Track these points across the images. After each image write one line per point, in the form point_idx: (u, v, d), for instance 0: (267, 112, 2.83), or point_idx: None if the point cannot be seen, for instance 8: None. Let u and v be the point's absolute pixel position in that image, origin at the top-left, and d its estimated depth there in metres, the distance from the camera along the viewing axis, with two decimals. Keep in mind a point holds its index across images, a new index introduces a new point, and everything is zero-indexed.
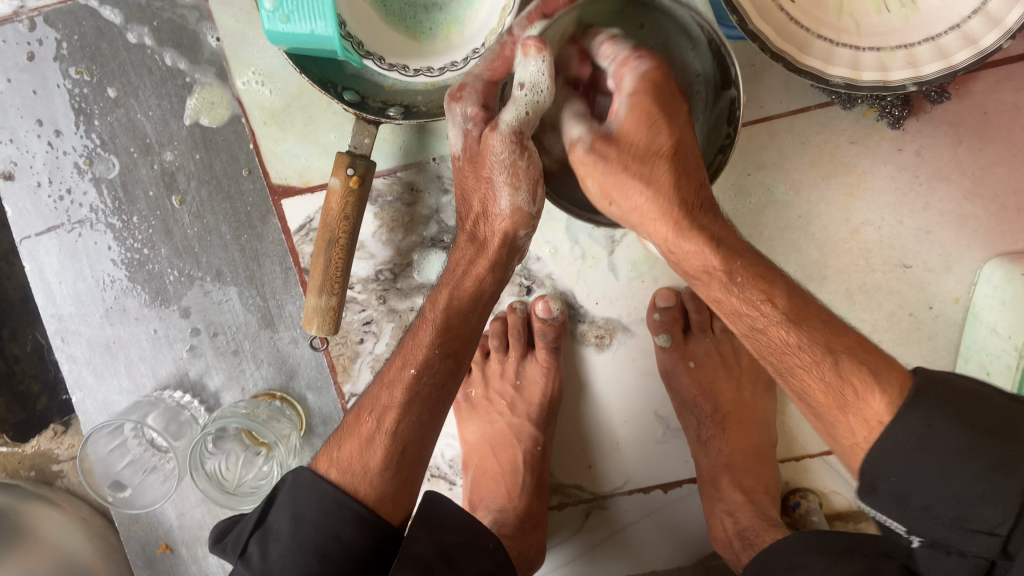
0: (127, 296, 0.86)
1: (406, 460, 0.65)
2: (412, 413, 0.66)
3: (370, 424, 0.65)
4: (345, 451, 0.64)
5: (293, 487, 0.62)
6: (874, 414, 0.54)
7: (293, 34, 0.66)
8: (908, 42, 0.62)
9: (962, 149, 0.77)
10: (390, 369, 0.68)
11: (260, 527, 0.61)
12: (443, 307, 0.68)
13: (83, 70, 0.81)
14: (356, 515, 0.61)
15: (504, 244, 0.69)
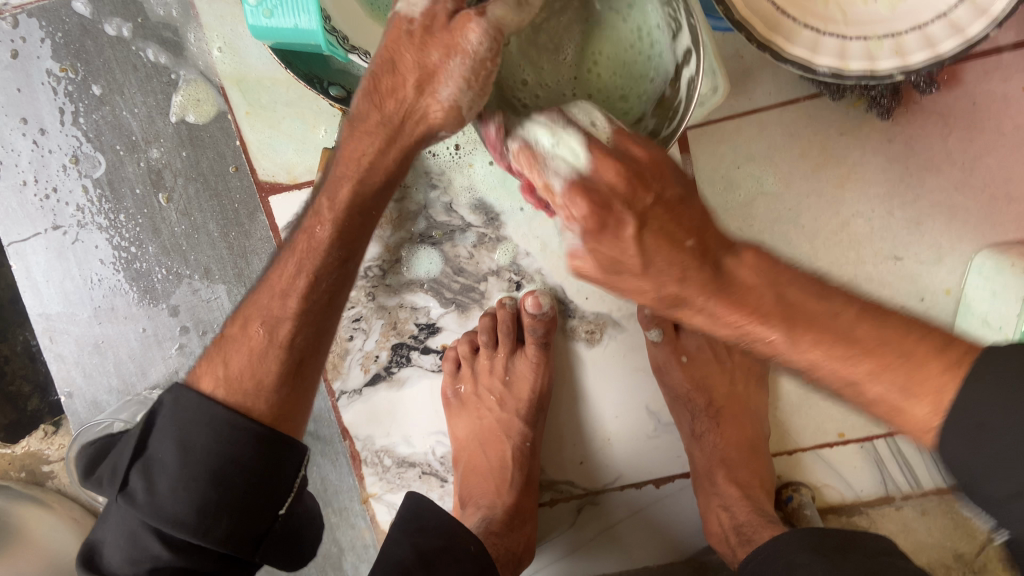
0: (115, 295, 0.86)
1: (303, 374, 0.61)
2: (308, 322, 0.61)
3: (261, 336, 0.60)
4: (231, 368, 0.60)
5: (173, 411, 0.57)
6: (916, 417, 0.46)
7: (277, 29, 0.66)
8: (895, 31, 0.61)
9: (952, 140, 0.77)
10: (280, 277, 0.61)
11: (141, 459, 0.56)
12: (345, 204, 0.61)
13: (68, 67, 0.81)
14: (254, 436, 0.57)
15: (420, 138, 0.59)
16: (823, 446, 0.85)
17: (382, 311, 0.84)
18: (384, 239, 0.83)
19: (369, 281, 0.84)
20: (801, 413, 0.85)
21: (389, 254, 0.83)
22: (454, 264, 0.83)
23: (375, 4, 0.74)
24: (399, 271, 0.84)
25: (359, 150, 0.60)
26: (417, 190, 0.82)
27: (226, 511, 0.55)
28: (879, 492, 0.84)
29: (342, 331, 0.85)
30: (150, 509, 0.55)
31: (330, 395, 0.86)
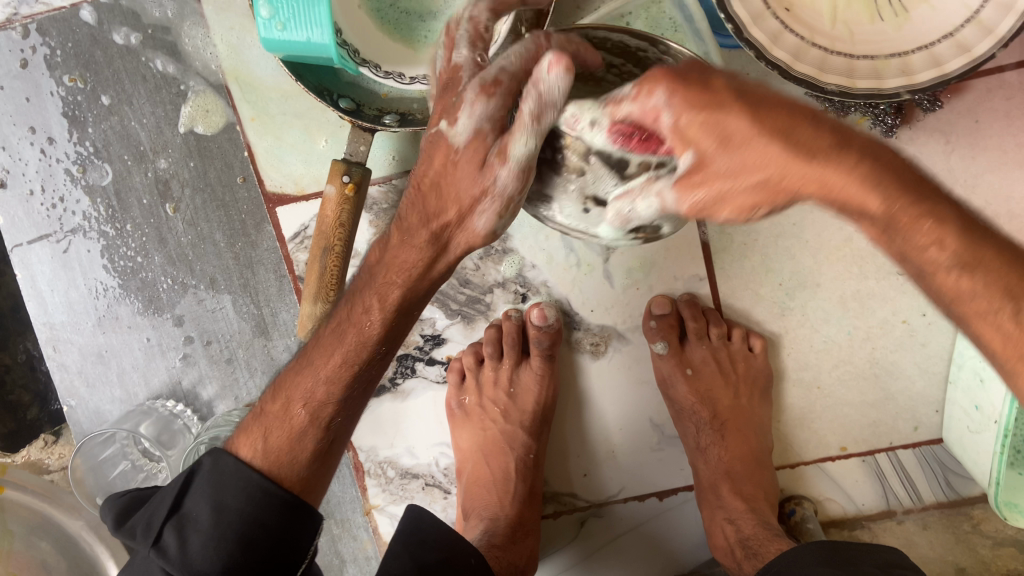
0: (120, 305, 0.86)
1: (332, 451, 0.62)
2: (349, 394, 0.61)
3: (303, 416, 0.60)
4: (269, 447, 0.60)
5: (213, 475, 0.59)
6: None
7: (289, 43, 0.66)
8: (901, 51, 0.62)
9: (954, 157, 0.78)
10: (325, 357, 0.60)
11: (175, 514, 0.57)
12: (395, 303, 0.57)
13: (77, 78, 0.81)
14: (284, 502, 0.58)
15: (465, 248, 0.56)
16: (825, 459, 0.85)
17: None
18: None
19: None
20: (803, 428, 0.85)
21: None
22: (460, 276, 0.84)
23: (386, 17, 0.75)
24: None
25: (402, 256, 0.55)
26: None
27: (246, 572, 0.56)
28: (881, 507, 0.84)
29: None
30: (179, 565, 0.55)
31: None
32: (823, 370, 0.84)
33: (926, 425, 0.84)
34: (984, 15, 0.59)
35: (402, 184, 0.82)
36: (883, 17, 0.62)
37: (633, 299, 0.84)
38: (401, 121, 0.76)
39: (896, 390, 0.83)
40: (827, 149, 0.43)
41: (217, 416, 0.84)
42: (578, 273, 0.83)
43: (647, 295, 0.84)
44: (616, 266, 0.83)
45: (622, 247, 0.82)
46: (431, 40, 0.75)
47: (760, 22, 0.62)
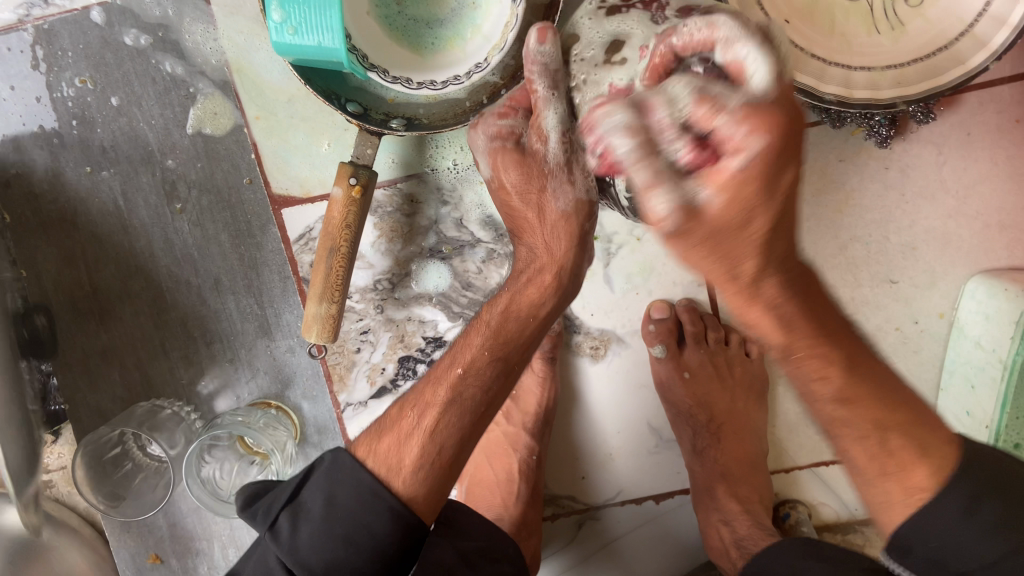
0: (124, 304, 0.86)
1: (442, 462, 0.62)
2: (452, 420, 0.63)
3: (410, 420, 0.63)
4: (382, 445, 0.61)
5: (331, 469, 0.59)
6: (917, 485, 0.58)
7: (300, 47, 0.67)
8: (897, 63, 0.64)
9: (946, 168, 0.80)
10: (438, 367, 0.67)
11: (292, 503, 0.58)
12: (503, 310, 0.69)
13: (87, 79, 0.82)
14: (391, 509, 0.58)
15: (563, 284, 0.72)
16: (818, 464, 0.87)
17: (391, 323, 0.86)
18: (394, 252, 0.84)
19: (378, 294, 0.85)
20: (797, 433, 0.87)
21: (398, 268, 0.85)
22: (462, 279, 0.85)
23: (393, 23, 0.76)
24: (407, 285, 0.85)
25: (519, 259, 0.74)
26: (428, 206, 0.84)
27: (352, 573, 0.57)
28: (873, 511, 0.86)
29: (350, 344, 0.86)
30: (289, 552, 0.57)
31: (336, 406, 0.87)
32: None
33: None
34: (978, 29, 0.62)
35: (406, 187, 0.83)
36: (878, 30, 0.65)
37: (632, 303, 0.85)
38: (407, 125, 0.77)
39: None
40: (745, 234, 0.53)
41: (220, 415, 0.85)
42: None
43: (647, 300, 0.85)
44: (617, 271, 0.84)
45: (622, 252, 0.83)
46: (437, 46, 0.77)
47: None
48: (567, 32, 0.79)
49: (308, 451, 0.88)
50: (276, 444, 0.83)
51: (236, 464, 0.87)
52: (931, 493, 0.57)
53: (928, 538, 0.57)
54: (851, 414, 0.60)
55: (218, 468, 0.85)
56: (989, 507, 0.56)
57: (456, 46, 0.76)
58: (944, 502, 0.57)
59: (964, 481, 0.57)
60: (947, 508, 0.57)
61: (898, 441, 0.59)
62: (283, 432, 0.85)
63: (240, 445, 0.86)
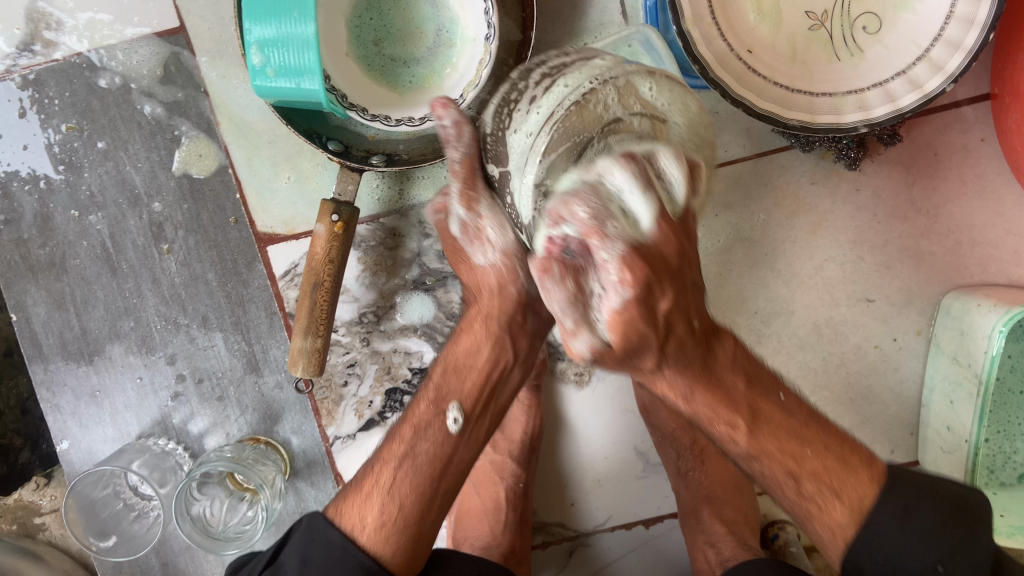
0: (114, 344, 0.87)
1: (409, 524, 0.63)
2: (412, 471, 0.65)
3: (372, 482, 0.65)
4: (350, 508, 0.64)
5: (307, 531, 0.63)
6: (838, 514, 0.58)
7: (280, 89, 0.70)
8: (858, 88, 0.66)
9: (916, 189, 0.82)
10: (400, 427, 0.68)
11: (271, 565, 0.63)
12: (455, 365, 0.69)
13: (74, 125, 0.83)
14: (360, 565, 0.60)
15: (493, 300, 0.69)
16: None
17: (377, 356, 0.87)
18: (378, 286, 0.86)
19: (364, 326, 0.86)
20: None
21: (382, 300, 0.86)
22: (446, 310, 0.86)
23: (372, 63, 0.78)
24: (392, 317, 0.86)
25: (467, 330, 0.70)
26: (410, 240, 0.85)
27: None
28: None
29: (336, 378, 0.87)
30: None
31: (325, 440, 0.88)
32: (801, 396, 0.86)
33: (902, 447, 0.86)
34: (933, 53, 0.64)
35: (389, 222, 0.85)
36: (839, 57, 0.67)
37: None
38: (388, 160, 0.79)
39: (872, 414, 0.86)
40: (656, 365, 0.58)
41: (209, 452, 0.86)
42: None
43: None
44: None
45: None
46: (414, 84, 0.79)
47: (727, 67, 0.66)
48: None
49: (297, 485, 0.88)
50: (264, 479, 0.82)
51: (226, 501, 0.87)
52: (862, 514, 0.57)
53: (872, 551, 0.57)
54: (760, 446, 0.59)
55: (210, 506, 0.85)
56: (924, 514, 0.56)
57: (433, 83, 0.79)
58: (880, 512, 0.57)
59: (899, 491, 0.57)
60: (880, 521, 0.57)
61: (834, 451, 0.59)
62: (270, 467, 0.85)
63: (229, 482, 0.86)
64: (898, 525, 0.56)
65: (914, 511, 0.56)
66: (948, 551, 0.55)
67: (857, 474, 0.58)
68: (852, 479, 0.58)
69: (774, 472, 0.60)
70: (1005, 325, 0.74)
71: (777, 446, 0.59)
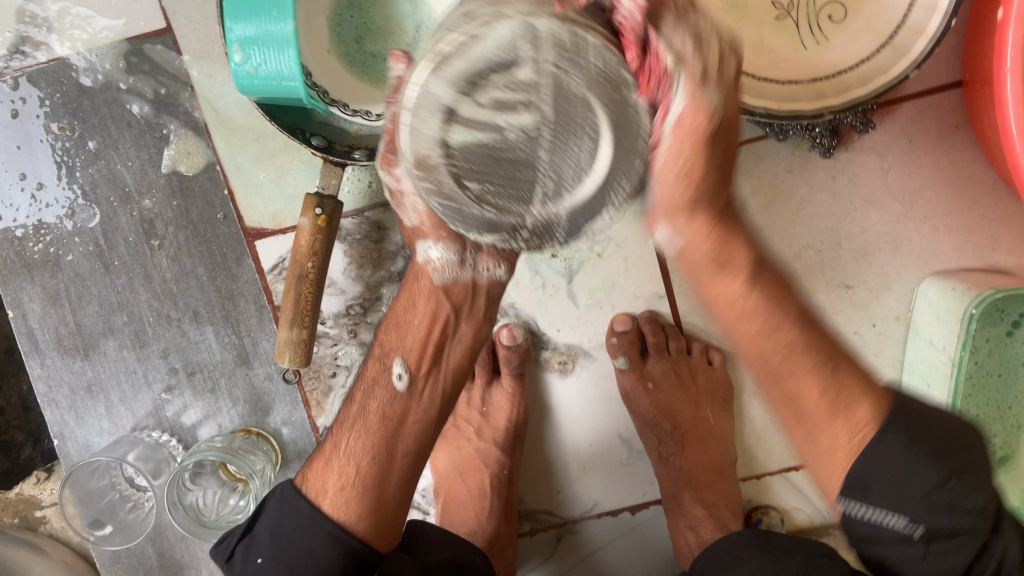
0: (107, 339, 0.89)
1: (364, 478, 0.66)
2: (366, 429, 0.67)
3: (332, 444, 0.68)
4: (315, 477, 0.67)
5: (280, 502, 0.66)
6: (861, 418, 0.56)
7: (262, 85, 0.72)
8: (824, 75, 0.67)
9: (892, 176, 0.83)
10: (359, 384, 0.70)
11: (245, 536, 0.66)
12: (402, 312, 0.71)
13: (65, 125, 0.86)
14: (328, 534, 0.63)
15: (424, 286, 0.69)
16: (788, 469, 0.88)
17: (364, 346, 0.88)
18: (365, 278, 0.87)
19: (351, 318, 0.88)
20: (766, 439, 0.89)
21: (369, 293, 0.88)
22: None
23: (353, 60, 0.80)
24: (379, 308, 0.88)
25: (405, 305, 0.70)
26: (394, 233, 0.87)
27: None
28: None
29: (325, 369, 0.89)
30: None
31: (315, 430, 0.90)
32: None
33: None
34: (897, 40, 0.65)
35: (373, 216, 0.87)
36: (805, 46, 0.68)
37: (596, 317, 0.87)
38: (370, 155, 0.79)
39: None
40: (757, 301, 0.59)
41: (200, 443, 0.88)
42: (543, 295, 0.87)
43: (610, 314, 0.87)
44: (580, 287, 0.87)
45: (583, 269, 0.86)
46: None
47: None
48: None
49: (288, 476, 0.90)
50: (254, 469, 0.85)
51: (219, 491, 0.89)
52: (872, 430, 0.55)
53: (885, 470, 0.53)
54: (784, 360, 0.59)
55: (203, 495, 0.88)
56: (928, 437, 0.54)
57: None
58: (884, 440, 0.54)
59: (902, 417, 0.55)
60: (891, 440, 0.54)
61: (849, 374, 0.58)
62: (260, 457, 0.87)
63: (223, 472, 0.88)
64: (905, 443, 0.53)
65: (923, 433, 0.54)
66: (960, 468, 0.53)
67: (864, 397, 0.56)
68: (852, 408, 0.56)
69: (806, 395, 0.58)
70: (976, 308, 0.76)
71: (798, 372, 0.58)
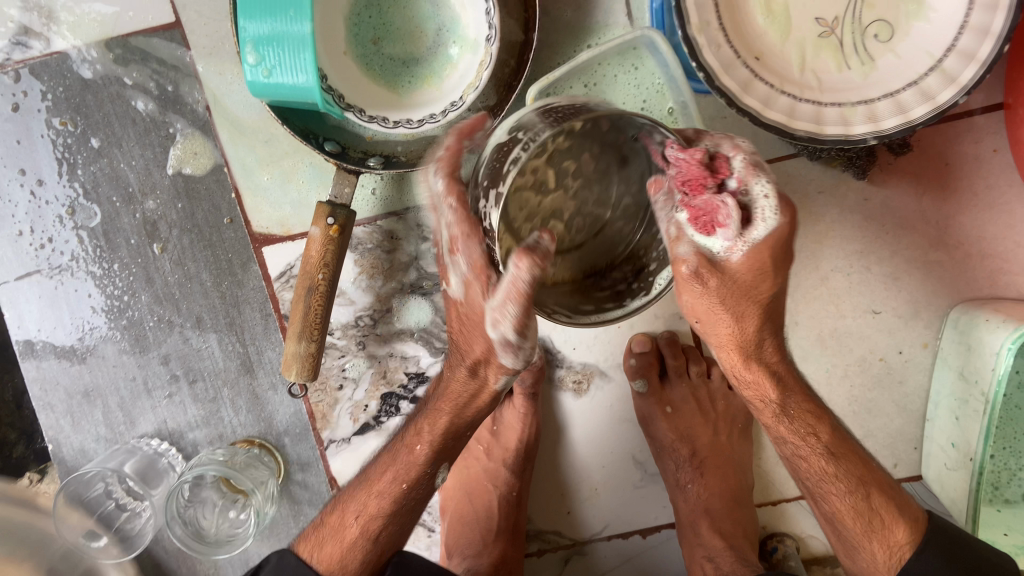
0: (106, 343, 0.86)
1: (383, 561, 0.69)
2: (393, 520, 0.69)
3: (354, 527, 0.68)
4: (324, 553, 0.67)
5: (277, 568, 0.68)
6: (897, 540, 0.63)
7: (275, 87, 0.68)
8: (868, 98, 0.64)
9: (925, 200, 0.80)
10: (377, 477, 0.69)
11: None
12: (442, 428, 0.68)
13: (67, 121, 0.82)
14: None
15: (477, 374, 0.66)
16: (806, 496, 0.85)
17: (373, 360, 0.86)
18: (375, 289, 0.84)
19: (360, 329, 0.85)
20: (785, 465, 0.86)
21: (380, 304, 0.85)
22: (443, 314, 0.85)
23: (371, 62, 0.76)
24: (389, 321, 0.85)
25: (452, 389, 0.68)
26: (408, 243, 0.84)
27: None
28: None
29: (331, 381, 0.86)
30: None
31: (319, 443, 0.87)
32: None
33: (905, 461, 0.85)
34: (946, 64, 0.62)
35: (386, 225, 0.83)
36: (849, 66, 0.64)
37: (614, 337, 0.84)
38: (385, 163, 0.77)
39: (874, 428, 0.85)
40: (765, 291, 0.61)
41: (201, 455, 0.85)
42: None
43: (628, 333, 0.84)
44: None
45: None
46: (414, 85, 0.77)
47: (732, 72, 0.64)
48: (540, 69, 0.79)
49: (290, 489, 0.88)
50: (257, 482, 0.82)
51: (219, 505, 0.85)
52: (911, 551, 0.63)
53: None
54: (820, 475, 0.65)
55: (203, 510, 0.84)
56: (931, 556, 0.62)
57: (433, 84, 0.77)
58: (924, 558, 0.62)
59: (935, 545, 0.63)
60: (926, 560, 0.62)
61: (881, 501, 0.64)
62: (263, 471, 0.84)
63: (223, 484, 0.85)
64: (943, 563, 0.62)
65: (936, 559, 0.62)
66: None
67: (896, 524, 0.63)
68: (898, 522, 0.63)
69: (841, 513, 0.65)
70: (1015, 342, 0.71)
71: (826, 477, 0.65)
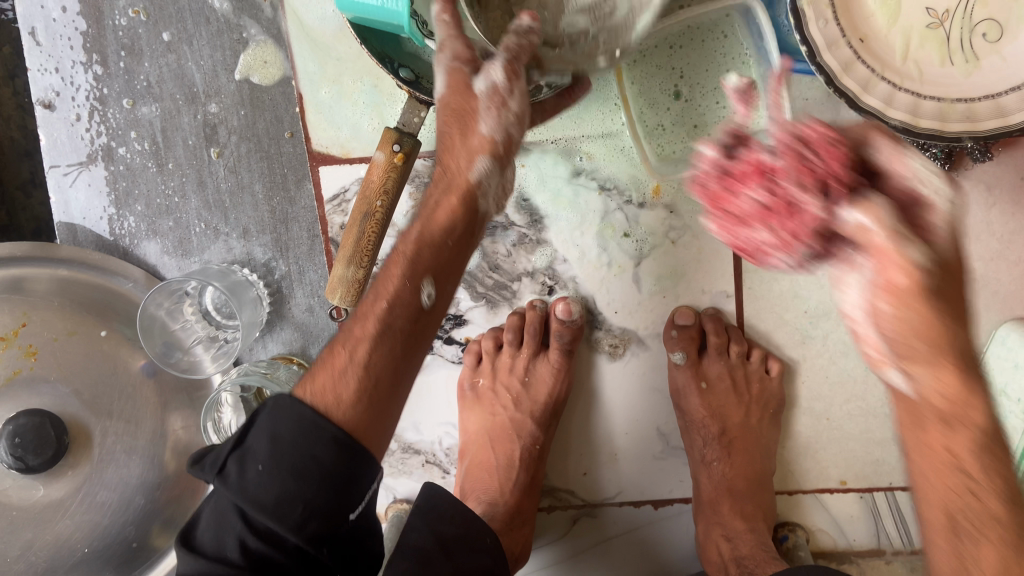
0: (148, 240, 0.85)
1: (379, 391, 0.55)
2: (382, 345, 0.56)
3: (342, 354, 0.55)
4: (317, 384, 0.54)
5: (270, 412, 0.51)
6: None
7: (363, 5, 0.66)
8: (969, 97, 0.63)
9: (994, 212, 0.79)
10: (362, 301, 0.59)
11: (242, 446, 0.50)
12: (417, 236, 0.62)
13: (141, 11, 0.81)
14: (337, 437, 0.51)
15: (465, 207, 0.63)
16: (823, 490, 0.86)
17: None
18: None
19: None
20: (808, 456, 0.86)
21: None
22: (491, 260, 0.84)
23: None
24: None
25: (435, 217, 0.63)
26: None
27: (329, 517, 0.49)
28: (871, 545, 0.85)
29: None
30: (241, 493, 0.48)
31: None
32: (835, 403, 0.84)
33: None
34: None
35: None
36: (953, 61, 0.63)
37: (657, 305, 0.84)
38: None
39: None
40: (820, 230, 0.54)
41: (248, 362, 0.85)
42: (607, 274, 0.83)
43: (672, 304, 0.84)
44: (647, 272, 0.83)
45: (654, 253, 0.82)
46: None
47: (833, 50, 0.62)
48: None
49: None
50: None
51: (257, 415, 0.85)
52: None
53: None
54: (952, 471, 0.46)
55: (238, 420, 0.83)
56: None
57: None
58: None
59: None
60: None
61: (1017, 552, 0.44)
62: None
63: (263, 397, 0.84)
64: None
65: None
66: None
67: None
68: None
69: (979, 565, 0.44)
70: None
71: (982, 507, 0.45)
